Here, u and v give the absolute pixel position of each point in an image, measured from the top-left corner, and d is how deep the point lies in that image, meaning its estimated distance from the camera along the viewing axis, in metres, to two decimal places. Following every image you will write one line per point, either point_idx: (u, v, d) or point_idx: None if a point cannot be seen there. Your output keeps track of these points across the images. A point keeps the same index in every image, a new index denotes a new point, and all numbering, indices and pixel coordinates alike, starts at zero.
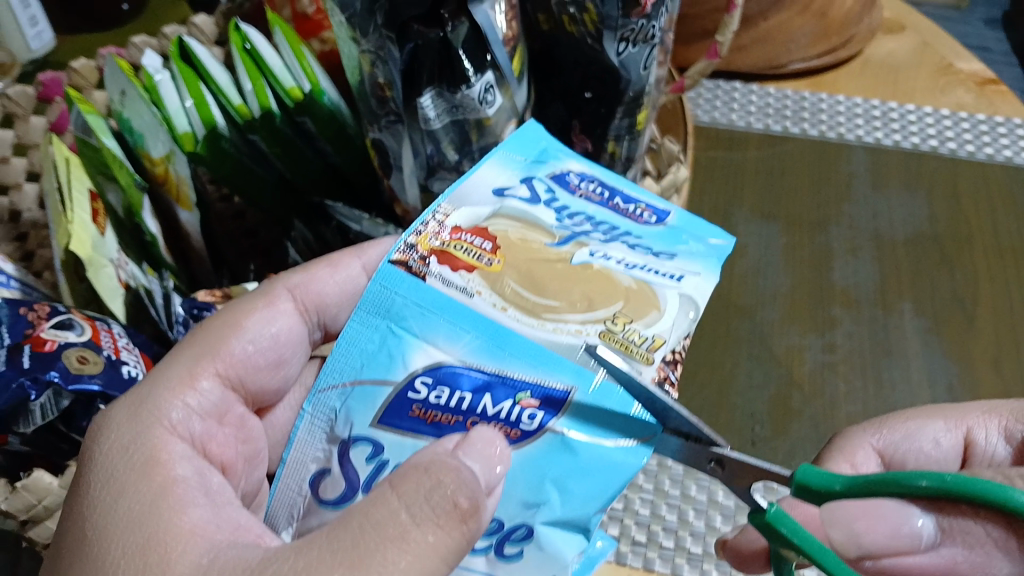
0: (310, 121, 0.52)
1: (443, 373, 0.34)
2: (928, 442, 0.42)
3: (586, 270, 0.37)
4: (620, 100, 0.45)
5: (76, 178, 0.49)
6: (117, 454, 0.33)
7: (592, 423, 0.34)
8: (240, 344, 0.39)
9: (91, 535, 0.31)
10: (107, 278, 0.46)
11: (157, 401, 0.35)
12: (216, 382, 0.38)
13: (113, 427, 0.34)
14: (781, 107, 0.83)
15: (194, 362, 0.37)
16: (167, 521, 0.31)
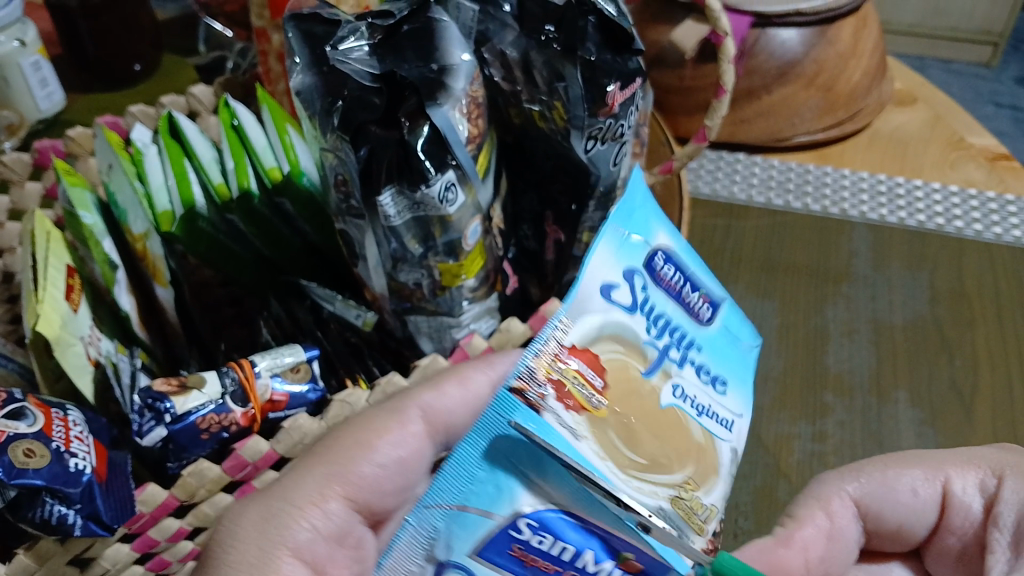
0: (289, 202, 0.52)
1: (551, 521, 0.30)
2: (909, 493, 0.43)
3: (667, 416, 0.34)
4: (590, 194, 0.45)
5: (54, 253, 0.50)
6: (244, 566, 0.35)
7: None
8: (368, 466, 0.39)
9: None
10: (75, 356, 0.46)
11: (285, 521, 0.37)
12: (342, 505, 0.38)
13: (248, 534, 0.36)
14: (784, 180, 0.82)
15: (323, 483, 0.38)
16: None
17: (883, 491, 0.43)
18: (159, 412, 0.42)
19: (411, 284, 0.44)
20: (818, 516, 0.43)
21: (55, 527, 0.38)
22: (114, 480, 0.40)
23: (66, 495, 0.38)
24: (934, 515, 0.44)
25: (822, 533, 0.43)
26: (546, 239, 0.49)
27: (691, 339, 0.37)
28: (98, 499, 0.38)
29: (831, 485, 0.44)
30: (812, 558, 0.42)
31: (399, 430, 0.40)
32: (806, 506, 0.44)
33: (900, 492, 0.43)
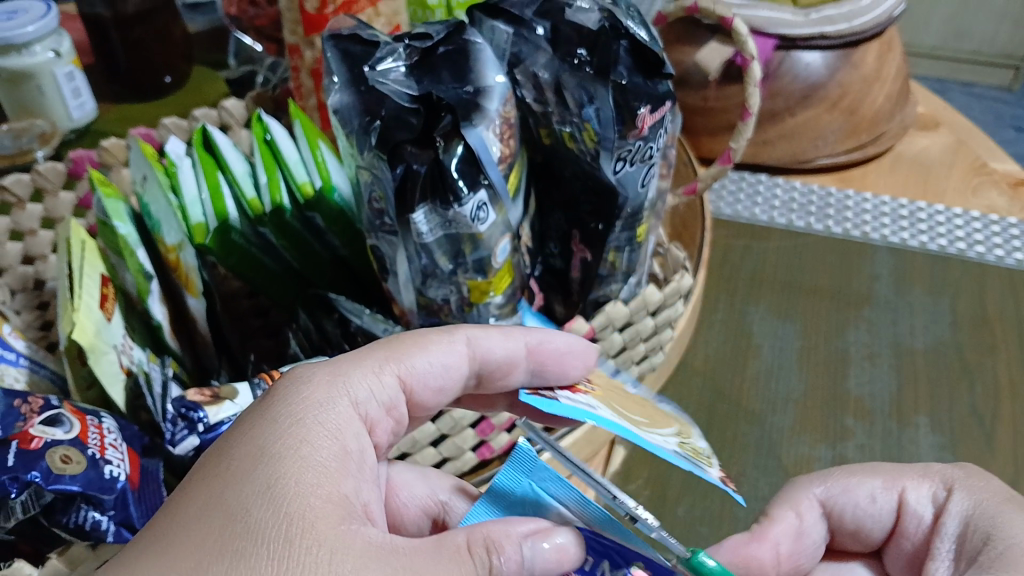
0: (319, 218, 0.53)
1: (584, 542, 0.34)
2: (868, 499, 0.42)
3: (631, 401, 0.43)
4: (617, 216, 0.45)
5: (89, 263, 0.51)
6: (309, 405, 0.35)
7: None
8: (423, 361, 0.39)
9: (270, 457, 0.32)
10: (108, 364, 0.47)
11: (351, 377, 0.37)
12: (397, 385, 0.38)
13: (314, 381, 0.36)
14: (806, 203, 0.82)
15: (381, 364, 0.38)
16: (287, 474, 0.31)
17: (844, 494, 0.43)
18: (192, 421, 0.43)
19: (440, 300, 0.45)
20: (788, 516, 0.43)
21: (88, 532, 0.39)
22: (146, 487, 0.41)
23: (100, 501, 0.39)
24: (891, 521, 0.42)
25: (790, 531, 0.43)
26: (573, 257, 0.49)
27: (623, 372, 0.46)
28: (131, 506, 0.40)
29: (800, 488, 0.44)
30: (782, 554, 0.43)
31: (449, 348, 0.40)
32: (778, 505, 0.44)
33: (859, 496, 0.42)
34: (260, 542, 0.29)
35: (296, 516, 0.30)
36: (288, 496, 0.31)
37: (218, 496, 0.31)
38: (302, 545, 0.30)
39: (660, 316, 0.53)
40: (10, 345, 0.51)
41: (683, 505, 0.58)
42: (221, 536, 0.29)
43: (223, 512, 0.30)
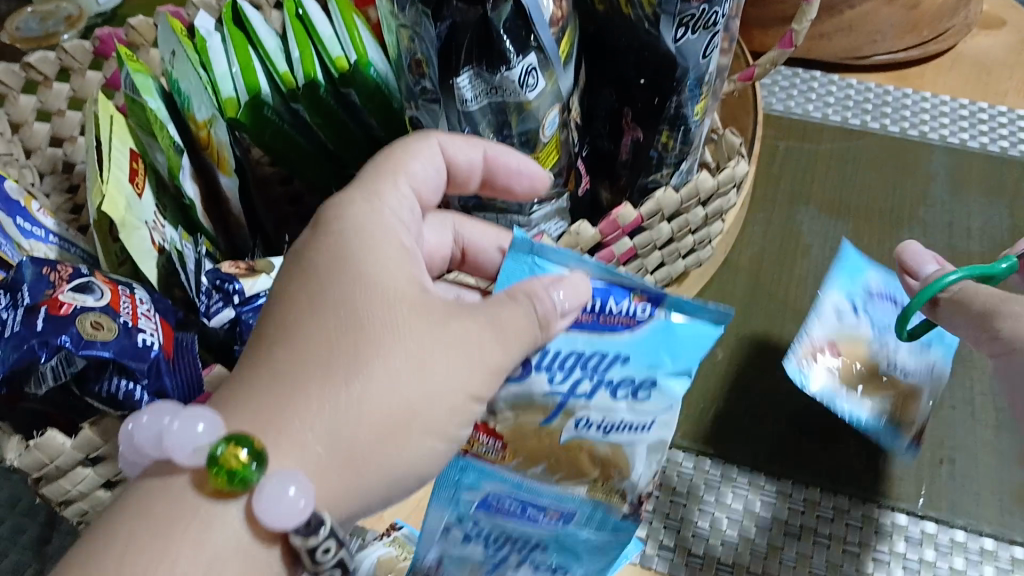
0: (355, 94, 0.51)
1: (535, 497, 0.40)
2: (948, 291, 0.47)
3: None
4: (676, 89, 0.42)
5: (118, 137, 0.49)
6: (365, 210, 0.37)
7: (679, 328, 0.36)
8: (418, 165, 0.40)
9: (348, 258, 0.35)
10: (140, 239, 0.46)
11: (385, 191, 0.38)
12: (410, 196, 0.39)
13: (352, 204, 0.37)
14: (862, 100, 0.78)
15: (390, 176, 0.39)
16: (354, 280, 0.35)
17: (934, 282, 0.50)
18: (228, 293, 0.42)
19: None
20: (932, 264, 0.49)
21: (121, 403, 0.38)
22: (182, 359, 0.41)
23: (133, 370, 0.38)
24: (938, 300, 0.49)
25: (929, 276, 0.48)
26: (623, 138, 0.47)
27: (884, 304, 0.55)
28: (164, 376, 0.39)
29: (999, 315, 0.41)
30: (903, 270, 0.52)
31: (468, 141, 0.40)
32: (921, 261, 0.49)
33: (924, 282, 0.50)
34: (367, 343, 0.34)
35: (386, 316, 0.34)
36: (373, 302, 0.35)
37: (315, 318, 0.34)
38: (408, 335, 0.34)
39: (712, 206, 0.50)
40: (39, 222, 0.50)
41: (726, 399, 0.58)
42: (330, 348, 0.33)
43: (323, 330, 0.34)
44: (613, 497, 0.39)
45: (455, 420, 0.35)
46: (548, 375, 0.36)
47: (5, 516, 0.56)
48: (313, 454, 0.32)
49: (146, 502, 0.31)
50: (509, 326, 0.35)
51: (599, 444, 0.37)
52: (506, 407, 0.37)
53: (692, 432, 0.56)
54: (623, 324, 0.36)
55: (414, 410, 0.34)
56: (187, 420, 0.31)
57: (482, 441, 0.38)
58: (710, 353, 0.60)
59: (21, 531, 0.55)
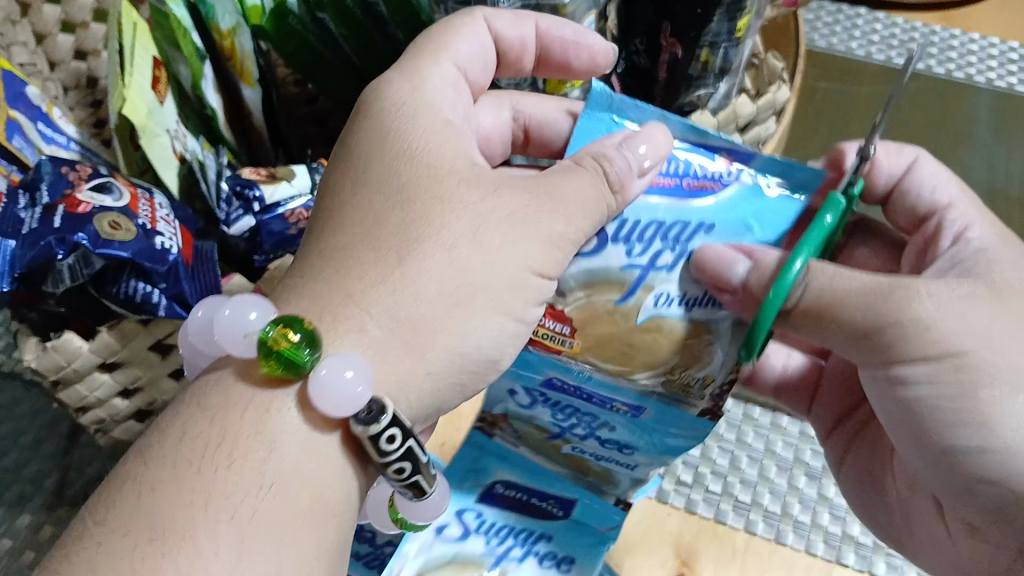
0: (383, 4, 0.49)
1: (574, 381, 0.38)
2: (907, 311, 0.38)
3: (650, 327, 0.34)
4: (719, 2, 0.41)
5: (142, 45, 0.46)
6: (406, 93, 0.38)
7: (766, 182, 0.35)
8: (463, 42, 0.40)
9: (390, 136, 0.36)
10: (160, 148, 0.45)
11: (426, 72, 0.39)
12: (451, 71, 0.40)
13: (394, 86, 0.38)
14: (906, 40, 0.74)
15: (433, 56, 0.39)
16: (399, 159, 0.36)
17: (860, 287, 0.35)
18: (247, 201, 0.43)
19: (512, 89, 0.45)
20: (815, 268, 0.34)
21: (139, 306, 0.38)
22: (200, 266, 0.41)
23: (152, 273, 0.38)
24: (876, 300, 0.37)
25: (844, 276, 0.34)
26: (660, 54, 0.45)
27: None
28: (182, 280, 0.39)
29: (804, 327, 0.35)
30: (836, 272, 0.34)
31: (517, 21, 0.41)
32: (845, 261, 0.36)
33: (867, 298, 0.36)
34: (418, 219, 0.34)
35: (430, 181, 0.35)
36: (418, 179, 0.35)
37: (365, 207, 0.35)
38: (457, 208, 0.35)
39: (749, 134, 0.48)
40: (62, 130, 0.49)
41: None
42: (378, 232, 0.34)
43: (371, 212, 0.35)
44: (691, 388, 0.35)
45: (518, 295, 0.35)
46: (627, 244, 0.35)
47: (25, 428, 0.55)
48: (370, 338, 0.33)
49: (201, 396, 0.32)
50: (578, 194, 0.35)
51: (677, 325, 0.34)
52: (577, 285, 0.35)
53: None
54: (711, 188, 0.35)
55: (475, 284, 0.34)
56: (236, 308, 0.32)
57: (548, 329, 0.36)
58: None
59: (42, 443, 0.55)
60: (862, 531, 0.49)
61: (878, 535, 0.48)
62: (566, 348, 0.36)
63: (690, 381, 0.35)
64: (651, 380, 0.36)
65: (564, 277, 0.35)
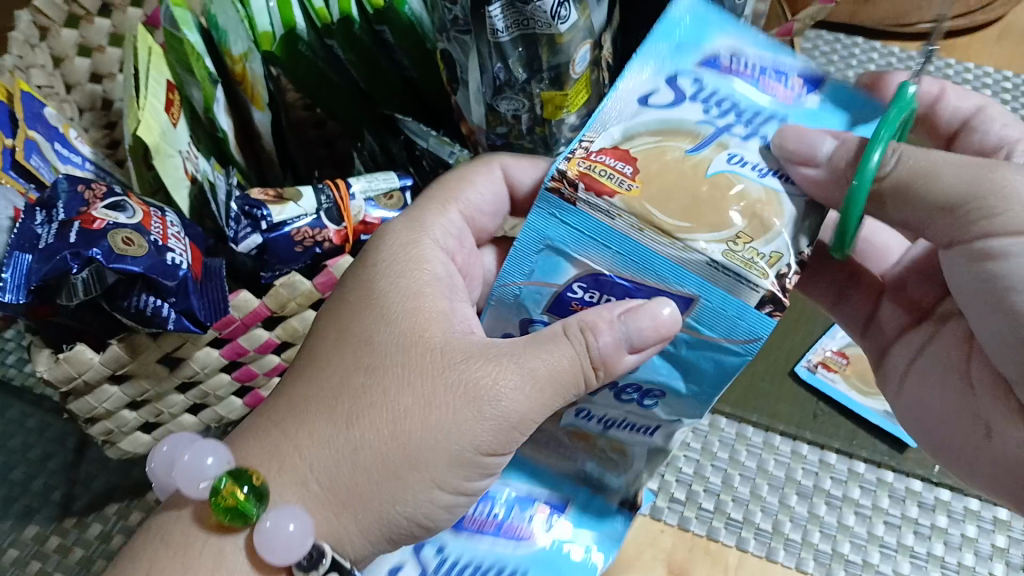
0: (389, 31, 0.50)
1: (600, 280, 0.34)
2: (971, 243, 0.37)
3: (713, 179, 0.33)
4: None
5: (156, 68, 0.48)
6: (406, 245, 0.40)
7: (837, 111, 0.36)
8: (473, 195, 0.43)
9: (381, 294, 0.38)
10: (173, 167, 0.46)
11: (427, 221, 0.41)
12: (457, 219, 0.42)
13: (394, 229, 0.41)
14: (903, 68, 0.75)
15: (443, 201, 0.42)
16: (407, 317, 0.37)
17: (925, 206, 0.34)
18: (256, 219, 0.44)
19: (510, 116, 0.44)
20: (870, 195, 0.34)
21: (149, 318, 0.39)
22: (208, 282, 0.42)
23: (162, 287, 0.39)
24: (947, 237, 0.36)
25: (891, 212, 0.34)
26: None
27: None
28: (191, 295, 0.40)
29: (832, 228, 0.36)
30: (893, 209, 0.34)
31: (490, 178, 0.43)
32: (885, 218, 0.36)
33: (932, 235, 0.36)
34: (374, 387, 0.35)
35: (398, 350, 0.36)
36: (389, 346, 0.36)
37: (335, 358, 0.37)
38: (413, 379, 0.35)
39: None
40: (77, 149, 0.51)
41: (745, 359, 0.58)
42: (338, 394, 0.36)
43: (339, 371, 0.36)
44: (753, 265, 0.31)
45: (456, 472, 0.36)
46: (699, 109, 0.34)
47: (33, 442, 0.56)
48: (309, 491, 0.35)
49: (164, 530, 0.35)
50: (551, 368, 0.35)
51: (746, 188, 0.32)
52: (647, 134, 0.34)
53: (718, 392, 0.56)
54: (781, 93, 0.36)
55: (411, 458, 0.34)
56: (195, 454, 0.35)
57: (606, 166, 0.33)
58: None
59: (49, 456, 0.56)
60: (852, 549, 0.49)
61: (868, 553, 0.49)
62: (624, 187, 0.32)
63: (753, 258, 0.31)
64: (713, 245, 0.32)
65: (621, 134, 0.34)
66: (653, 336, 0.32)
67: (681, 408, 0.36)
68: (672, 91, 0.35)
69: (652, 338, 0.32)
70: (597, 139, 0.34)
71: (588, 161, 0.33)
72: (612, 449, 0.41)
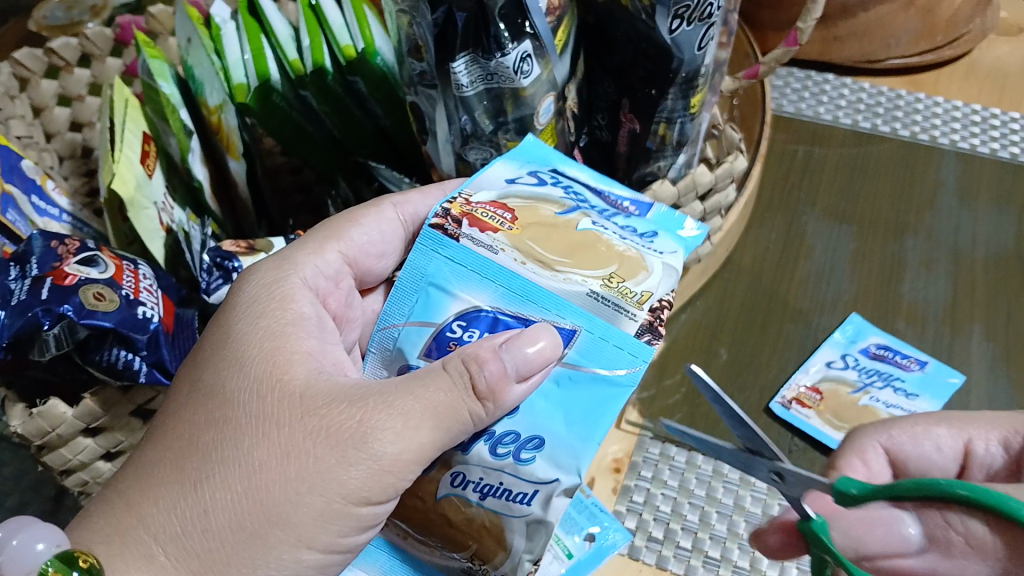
0: (361, 82, 0.52)
1: (474, 316, 0.35)
2: (934, 449, 0.39)
3: (583, 235, 0.36)
4: (672, 81, 0.43)
5: (132, 119, 0.49)
6: (269, 285, 0.39)
7: (671, 226, 0.39)
8: (360, 233, 0.42)
9: (240, 339, 0.37)
10: (147, 219, 0.47)
11: (297, 259, 0.40)
12: (337, 259, 0.42)
13: (262, 271, 0.40)
14: (873, 104, 0.76)
15: (322, 243, 0.41)
16: (284, 348, 0.36)
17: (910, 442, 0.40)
18: (227, 271, 0.45)
19: (479, 165, 0.45)
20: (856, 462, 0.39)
21: (120, 372, 0.39)
22: (179, 334, 0.43)
23: (133, 341, 0.39)
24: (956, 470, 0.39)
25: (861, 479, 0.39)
26: (620, 129, 0.48)
27: (892, 373, 0.58)
28: (162, 348, 0.40)
29: (864, 436, 0.41)
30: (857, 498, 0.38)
31: (380, 219, 0.42)
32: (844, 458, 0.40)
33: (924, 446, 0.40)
34: (225, 442, 0.34)
35: (257, 404, 0.34)
36: (241, 394, 0.35)
37: (184, 417, 0.35)
38: (268, 430, 0.34)
39: (710, 201, 0.51)
40: (54, 201, 0.51)
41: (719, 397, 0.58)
42: (186, 454, 0.34)
43: (188, 430, 0.34)
44: (629, 297, 0.35)
45: (325, 528, 0.33)
46: (561, 190, 0.39)
47: (10, 490, 0.56)
48: (156, 564, 0.32)
49: None
50: (428, 403, 0.33)
51: (615, 241, 0.36)
52: (520, 199, 0.38)
53: (689, 430, 0.57)
54: (620, 206, 0.40)
55: (272, 516, 0.32)
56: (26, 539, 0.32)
57: (488, 211, 0.37)
58: (713, 352, 0.60)
59: (26, 504, 0.56)
60: None
61: None
62: (505, 227, 0.36)
63: (628, 293, 0.35)
64: (591, 278, 0.35)
65: (497, 194, 0.38)
66: (539, 362, 0.33)
67: (559, 459, 0.33)
68: (534, 178, 0.39)
69: (538, 363, 0.33)
70: (477, 193, 0.38)
71: (471, 206, 0.37)
72: (488, 534, 0.35)
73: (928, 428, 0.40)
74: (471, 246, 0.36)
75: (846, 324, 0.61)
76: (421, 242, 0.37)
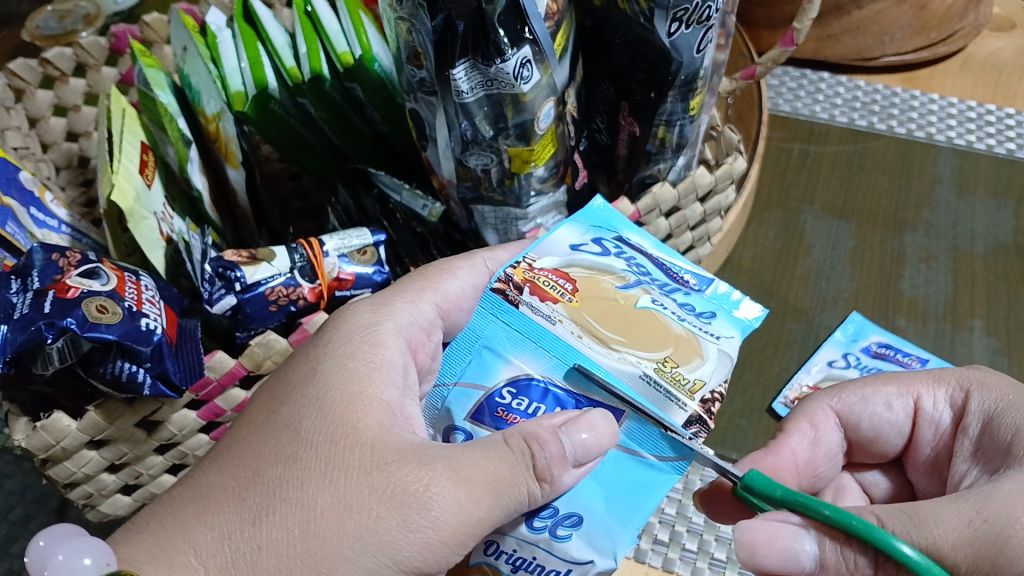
0: (359, 88, 0.51)
1: (526, 385, 0.36)
2: (884, 407, 0.42)
3: (642, 312, 0.37)
4: (671, 84, 0.43)
5: (130, 130, 0.49)
6: (361, 325, 0.39)
7: (729, 304, 0.40)
8: (458, 284, 0.42)
9: (320, 377, 0.37)
10: (147, 230, 0.46)
11: (395, 305, 0.40)
12: (433, 312, 0.41)
13: (357, 313, 0.39)
14: (868, 102, 0.77)
15: (418, 293, 0.41)
16: (370, 391, 0.36)
17: (860, 404, 0.42)
18: (229, 280, 0.45)
19: (479, 170, 0.45)
20: (804, 428, 0.42)
21: (125, 384, 0.39)
22: (184, 344, 0.42)
23: (137, 353, 0.39)
24: (907, 426, 0.42)
25: (807, 441, 0.42)
26: (619, 132, 0.49)
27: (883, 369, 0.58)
28: (166, 359, 0.40)
29: (816, 400, 0.43)
30: (800, 463, 0.42)
31: (475, 272, 0.42)
32: (792, 419, 0.43)
33: (874, 406, 0.42)
34: (282, 477, 0.33)
35: (320, 448, 0.34)
36: (315, 435, 0.35)
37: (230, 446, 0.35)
38: (333, 477, 0.33)
39: (710, 202, 0.51)
40: (53, 213, 0.51)
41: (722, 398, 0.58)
42: (251, 485, 0.34)
43: (241, 466, 0.34)
44: (680, 385, 0.35)
45: None
46: (623, 262, 0.39)
47: (15, 503, 0.56)
48: None
49: None
50: (486, 476, 0.32)
51: (672, 323, 0.37)
52: (583, 270, 0.38)
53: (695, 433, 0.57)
54: (680, 279, 0.40)
55: (297, 552, 0.32)
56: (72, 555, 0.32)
57: (550, 280, 0.38)
58: None
59: (31, 516, 0.55)
60: None
61: None
62: (564, 298, 0.37)
63: (679, 379, 0.35)
64: (645, 360, 0.36)
65: (561, 263, 0.39)
66: (595, 449, 0.33)
67: (595, 540, 0.33)
68: (599, 247, 0.40)
69: (594, 451, 0.33)
70: (540, 262, 0.38)
71: (533, 273, 0.38)
72: None
73: (873, 391, 0.42)
74: (530, 315, 0.36)
75: (848, 324, 0.61)
76: (481, 305, 0.37)
